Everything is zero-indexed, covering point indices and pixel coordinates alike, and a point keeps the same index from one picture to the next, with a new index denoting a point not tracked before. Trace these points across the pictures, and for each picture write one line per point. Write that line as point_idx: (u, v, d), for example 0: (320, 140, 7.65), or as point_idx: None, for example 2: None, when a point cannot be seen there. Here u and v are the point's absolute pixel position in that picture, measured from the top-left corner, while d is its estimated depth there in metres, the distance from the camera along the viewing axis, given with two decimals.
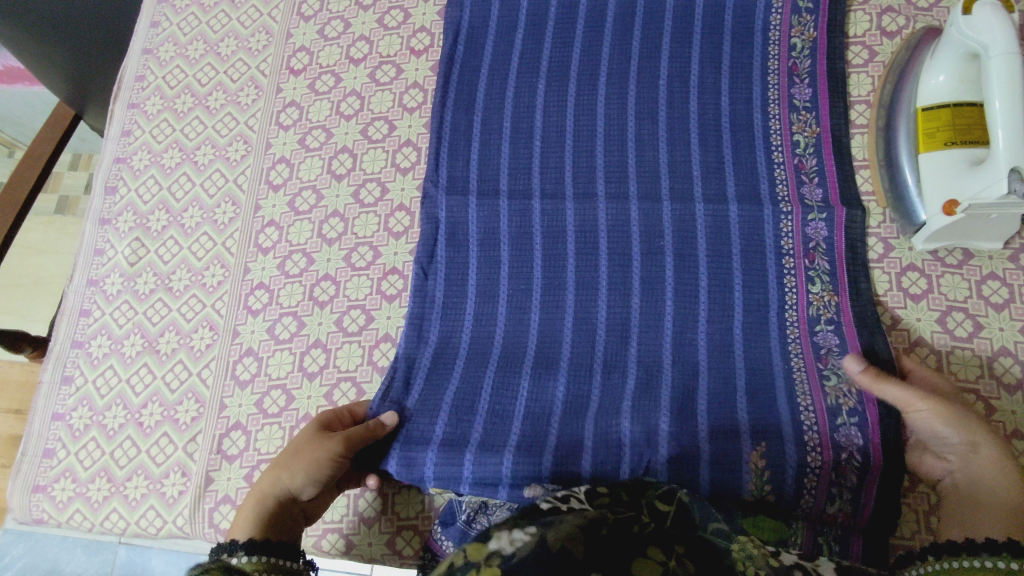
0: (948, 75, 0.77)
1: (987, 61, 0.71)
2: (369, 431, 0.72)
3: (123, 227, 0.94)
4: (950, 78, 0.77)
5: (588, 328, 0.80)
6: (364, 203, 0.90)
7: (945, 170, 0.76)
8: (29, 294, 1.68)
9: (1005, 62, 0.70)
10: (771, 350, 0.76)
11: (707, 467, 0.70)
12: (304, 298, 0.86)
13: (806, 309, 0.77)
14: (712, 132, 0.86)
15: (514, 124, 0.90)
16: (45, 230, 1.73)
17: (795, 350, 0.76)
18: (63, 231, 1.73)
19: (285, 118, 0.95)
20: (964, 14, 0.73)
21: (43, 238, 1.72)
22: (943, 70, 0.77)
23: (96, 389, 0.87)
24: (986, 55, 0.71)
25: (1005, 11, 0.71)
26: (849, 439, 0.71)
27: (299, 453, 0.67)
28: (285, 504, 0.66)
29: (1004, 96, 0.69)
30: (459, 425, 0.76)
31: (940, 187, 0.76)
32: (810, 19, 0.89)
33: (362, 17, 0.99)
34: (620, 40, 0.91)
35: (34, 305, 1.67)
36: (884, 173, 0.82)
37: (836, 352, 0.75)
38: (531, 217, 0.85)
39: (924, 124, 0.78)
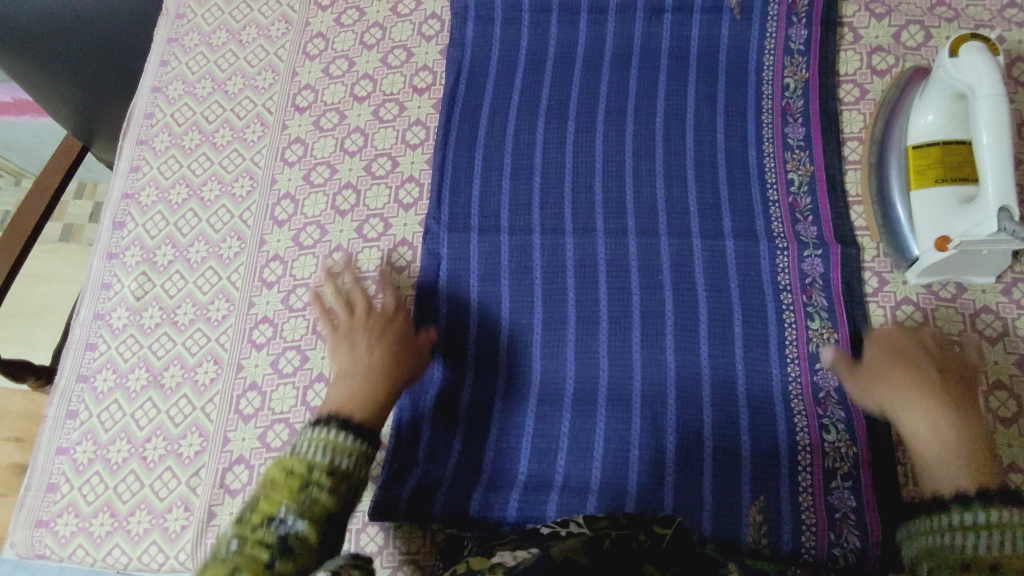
0: (936, 113, 0.79)
1: (973, 100, 0.73)
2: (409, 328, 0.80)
3: (130, 261, 0.95)
4: (937, 116, 0.79)
5: (591, 364, 0.81)
6: (367, 237, 0.91)
7: (936, 206, 0.77)
8: (32, 322, 1.69)
9: (990, 102, 0.71)
10: (774, 389, 0.79)
11: (709, 518, 0.74)
12: (308, 332, 0.88)
13: (808, 358, 0.79)
14: (708, 171, 0.88)
15: (514, 162, 0.92)
16: (50, 259, 1.76)
17: (796, 389, 0.78)
18: (67, 260, 1.75)
19: (290, 154, 0.97)
20: (951, 56, 0.75)
21: (48, 266, 1.75)
22: (933, 109, 0.79)
23: (100, 423, 0.87)
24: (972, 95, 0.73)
25: (990, 53, 0.73)
26: (842, 501, 0.74)
27: (390, 327, 0.78)
28: (394, 369, 0.73)
29: (990, 135, 0.71)
30: (466, 467, 0.79)
31: (931, 222, 0.77)
32: (802, 60, 0.91)
33: (366, 55, 1.01)
34: (618, 80, 0.94)
35: (40, 333, 1.68)
36: (876, 207, 0.83)
37: (834, 395, 0.78)
38: (532, 253, 0.87)
39: (915, 160, 0.80)
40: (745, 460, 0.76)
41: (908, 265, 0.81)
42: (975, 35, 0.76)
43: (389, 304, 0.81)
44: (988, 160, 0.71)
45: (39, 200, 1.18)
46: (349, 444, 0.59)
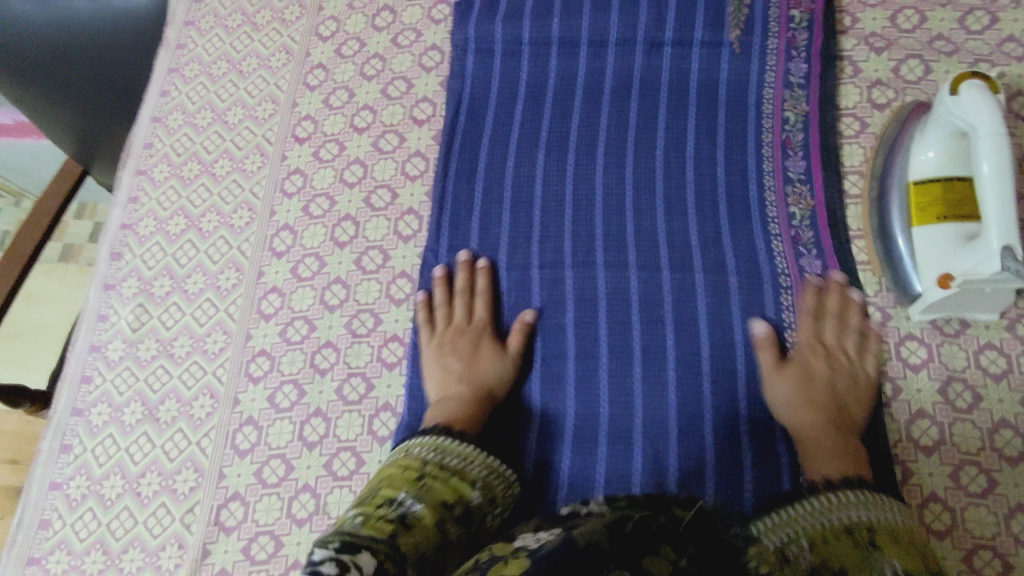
0: (936, 149, 0.79)
1: (974, 138, 0.73)
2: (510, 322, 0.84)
3: (127, 293, 0.95)
4: (937, 152, 0.79)
5: (591, 400, 0.81)
6: (366, 269, 0.91)
7: (938, 242, 0.77)
8: (28, 343, 1.68)
9: (990, 141, 0.71)
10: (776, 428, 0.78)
11: None
12: (305, 366, 0.87)
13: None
14: (708, 205, 0.88)
15: (514, 195, 0.92)
16: (47, 279, 1.76)
17: None
18: (65, 281, 1.75)
19: (290, 185, 0.97)
20: (952, 95, 0.75)
21: (46, 287, 1.75)
22: (933, 146, 0.79)
23: (95, 457, 0.86)
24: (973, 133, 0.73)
25: (990, 91, 0.73)
26: None
27: (476, 359, 0.81)
28: (484, 402, 0.79)
29: (991, 173, 0.71)
30: None
31: (933, 257, 0.77)
32: (802, 94, 0.91)
33: (366, 86, 1.01)
34: (618, 112, 0.94)
35: (35, 355, 1.66)
36: (877, 241, 0.83)
37: None
38: (531, 287, 0.87)
39: (917, 196, 0.80)
40: (747, 499, 0.76)
41: (910, 300, 0.80)
42: (975, 73, 0.76)
43: (465, 315, 0.85)
44: (989, 199, 0.71)
45: (36, 224, 1.17)
46: (480, 455, 0.69)
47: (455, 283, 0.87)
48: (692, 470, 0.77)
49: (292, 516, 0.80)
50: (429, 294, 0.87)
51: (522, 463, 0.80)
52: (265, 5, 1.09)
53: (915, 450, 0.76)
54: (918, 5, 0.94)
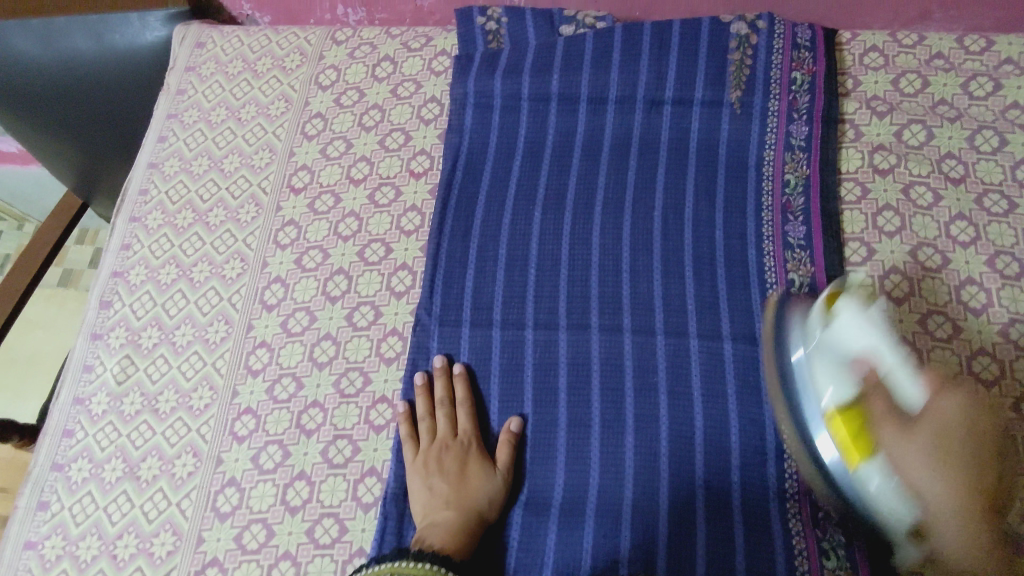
0: (834, 385, 0.69)
1: (878, 370, 0.66)
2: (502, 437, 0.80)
3: (114, 343, 0.93)
4: (834, 390, 0.69)
5: (581, 470, 0.79)
6: (356, 325, 0.89)
7: (892, 485, 0.64)
8: (24, 368, 1.66)
9: (907, 376, 0.64)
10: (770, 507, 0.76)
11: None
12: (291, 426, 0.85)
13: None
14: (707, 268, 0.86)
15: (508, 253, 0.90)
16: (46, 304, 1.74)
17: (793, 507, 0.75)
18: (63, 306, 1.74)
19: (283, 237, 0.96)
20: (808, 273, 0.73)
21: (42, 312, 1.73)
22: (829, 359, 0.69)
23: (72, 516, 0.84)
24: (878, 364, 0.66)
25: (864, 306, 0.69)
26: None
27: (465, 477, 0.77)
28: (474, 529, 0.74)
29: (898, 365, 0.64)
30: None
31: (888, 490, 0.65)
32: (804, 156, 0.90)
33: (364, 137, 1.01)
34: (616, 170, 0.93)
35: (29, 381, 1.64)
36: (799, 448, 0.73)
37: (833, 516, 0.74)
38: (524, 349, 0.85)
39: (850, 450, 0.67)
40: None
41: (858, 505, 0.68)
42: (842, 288, 0.74)
43: (449, 426, 0.81)
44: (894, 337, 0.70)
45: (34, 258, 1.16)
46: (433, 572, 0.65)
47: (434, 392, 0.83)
48: (684, 551, 0.74)
49: None
50: (410, 406, 0.84)
51: (507, 538, 0.77)
52: (267, 53, 1.09)
53: None
54: (921, 69, 0.94)
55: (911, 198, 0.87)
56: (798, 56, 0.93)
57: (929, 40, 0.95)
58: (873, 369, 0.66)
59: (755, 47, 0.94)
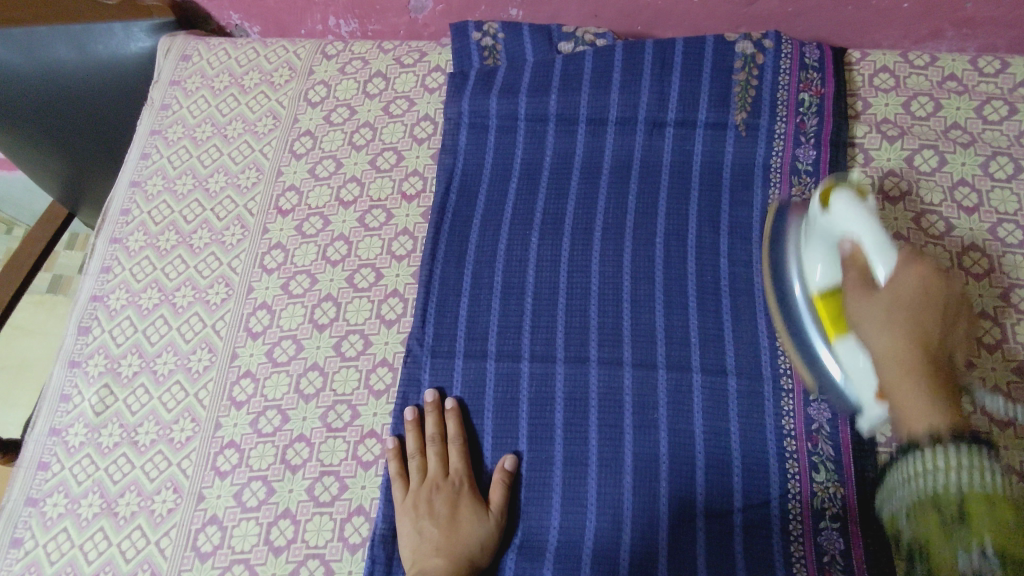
0: (824, 262, 0.70)
1: (860, 250, 0.64)
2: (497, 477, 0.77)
3: (93, 371, 0.89)
4: (824, 238, 0.70)
5: (577, 513, 0.75)
6: (345, 356, 0.86)
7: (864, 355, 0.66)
8: (11, 376, 1.58)
9: (879, 256, 0.62)
10: (774, 553, 0.72)
11: None
12: (276, 461, 0.81)
13: (813, 514, 0.73)
14: (710, 298, 0.83)
15: (504, 281, 0.87)
16: (35, 309, 1.66)
17: (798, 554, 0.72)
18: (52, 312, 1.66)
19: (270, 261, 0.92)
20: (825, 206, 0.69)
21: (30, 318, 1.65)
22: (820, 257, 0.70)
23: (46, 554, 0.80)
24: (859, 247, 0.64)
25: (859, 198, 0.66)
26: None
27: (456, 520, 0.74)
28: None
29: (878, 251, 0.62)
30: None
31: (855, 366, 0.67)
32: (811, 181, 0.87)
33: (354, 157, 0.97)
34: (617, 194, 0.89)
35: (14, 390, 1.56)
36: (798, 354, 0.76)
37: (840, 564, 0.71)
38: (519, 383, 0.81)
39: (825, 314, 0.70)
40: None
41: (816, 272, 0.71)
42: (839, 183, 0.70)
43: (441, 466, 0.78)
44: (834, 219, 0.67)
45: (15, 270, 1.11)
46: None
47: (425, 428, 0.80)
48: None
49: None
50: (400, 443, 0.80)
51: None
52: (255, 67, 1.06)
53: None
54: (933, 92, 0.90)
55: (922, 227, 0.84)
56: (806, 77, 0.90)
57: (942, 61, 0.92)
58: (853, 247, 0.65)
59: (762, 68, 0.90)
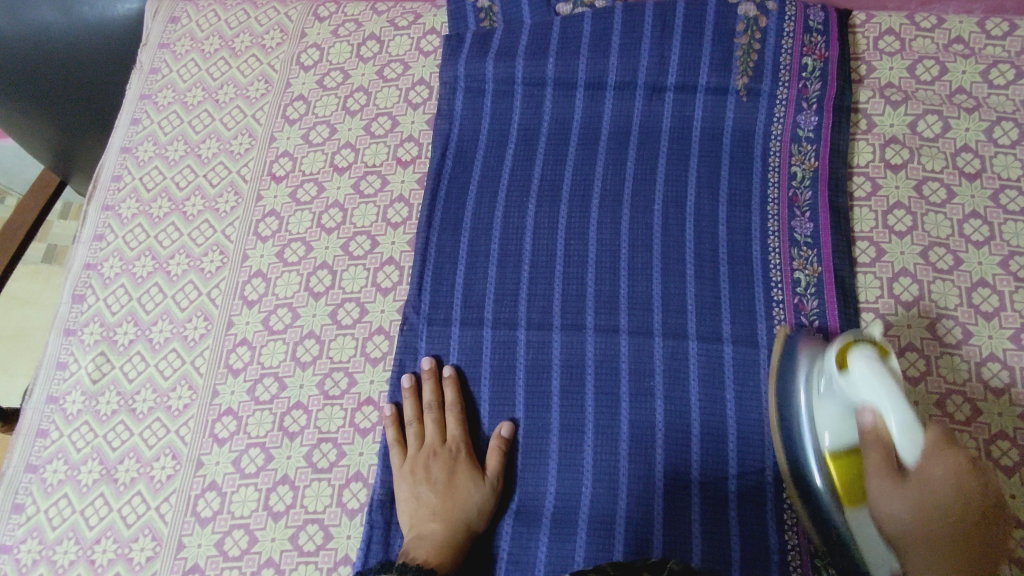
0: (833, 430, 0.67)
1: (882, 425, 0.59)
2: (493, 444, 0.77)
3: (88, 339, 0.89)
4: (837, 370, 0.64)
5: (574, 478, 0.76)
6: (341, 324, 0.85)
7: (851, 436, 0.66)
8: (9, 346, 1.57)
9: (906, 438, 0.57)
10: (768, 518, 0.73)
11: None
12: (273, 428, 0.82)
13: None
14: (709, 266, 0.82)
15: (501, 248, 0.86)
16: (31, 280, 1.65)
17: (792, 519, 0.73)
18: (48, 282, 1.65)
19: (264, 228, 0.91)
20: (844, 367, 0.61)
21: (28, 289, 1.64)
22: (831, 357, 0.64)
23: (48, 519, 0.81)
24: (880, 416, 0.59)
25: (880, 359, 0.59)
26: None
27: (453, 485, 0.75)
28: (462, 541, 0.72)
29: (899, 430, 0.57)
30: None
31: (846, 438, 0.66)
32: (811, 148, 0.85)
33: (348, 122, 0.95)
34: (615, 161, 0.88)
35: (13, 360, 1.56)
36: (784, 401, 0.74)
37: None
38: (516, 350, 0.81)
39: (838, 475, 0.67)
40: None
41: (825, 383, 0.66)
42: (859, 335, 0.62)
43: (438, 432, 0.78)
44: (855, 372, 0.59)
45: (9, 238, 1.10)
46: None
47: (422, 395, 0.81)
48: (678, 563, 0.72)
49: None
50: (397, 409, 0.80)
51: (497, 548, 0.75)
52: (245, 29, 1.03)
53: None
54: (939, 55, 0.89)
55: (923, 194, 0.83)
56: (809, 40, 0.88)
57: (948, 23, 0.90)
58: (874, 420, 0.59)
59: (764, 31, 0.88)
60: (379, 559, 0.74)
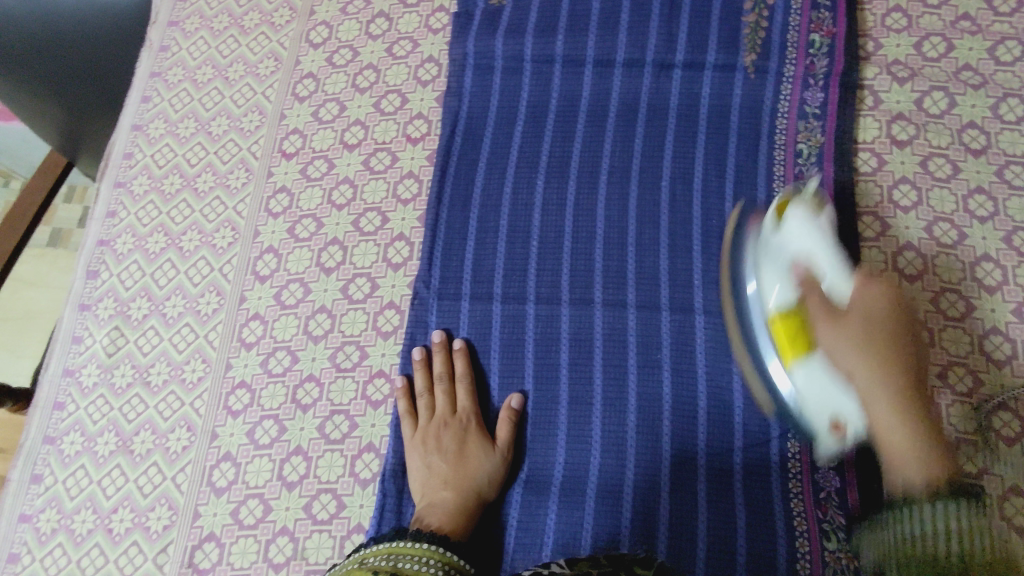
0: (781, 283, 0.72)
1: (815, 267, 0.70)
2: (503, 414, 0.79)
3: (103, 314, 0.90)
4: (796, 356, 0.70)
5: (582, 449, 0.77)
6: (352, 298, 0.86)
7: (826, 378, 0.68)
8: (17, 327, 1.58)
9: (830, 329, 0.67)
10: (772, 488, 0.75)
11: None
12: (286, 401, 0.83)
13: (810, 454, 0.75)
14: (715, 242, 0.83)
15: (510, 224, 0.87)
16: (38, 262, 1.66)
17: (795, 488, 0.74)
18: (54, 266, 1.65)
19: (275, 204, 0.92)
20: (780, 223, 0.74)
21: (36, 271, 1.65)
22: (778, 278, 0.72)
23: (66, 489, 0.83)
24: (814, 267, 0.70)
25: (814, 213, 0.73)
26: None
27: (464, 455, 0.76)
28: (473, 508, 0.74)
29: (834, 274, 0.69)
30: None
31: (818, 389, 0.69)
32: (818, 125, 0.86)
33: (358, 100, 0.96)
34: (623, 137, 0.88)
35: (21, 339, 1.57)
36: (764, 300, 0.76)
37: (835, 497, 0.73)
38: (525, 324, 0.83)
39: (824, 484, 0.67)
40: (740, 560, 0.72)
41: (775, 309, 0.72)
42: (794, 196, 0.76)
43: (448, 404, 0.80)
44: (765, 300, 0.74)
45: (20, 218, 1.11)
46: (432, 552, 0.65)
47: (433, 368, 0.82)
48: (684, 530, 0.73)
49: (269, 560, 0.77)
50: (408, 381, 0.82)
51: (506, 517, 0.77)
52: (254, 7, 1.03)
53: None
54: (946, 32, 0.89)
55: (929, 170, 0.84)
56: (817, 18, 0.89)
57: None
58: (807, 266, 0.71)
59: (771, 9, 0.89)
60: (392, 527, 0.76)
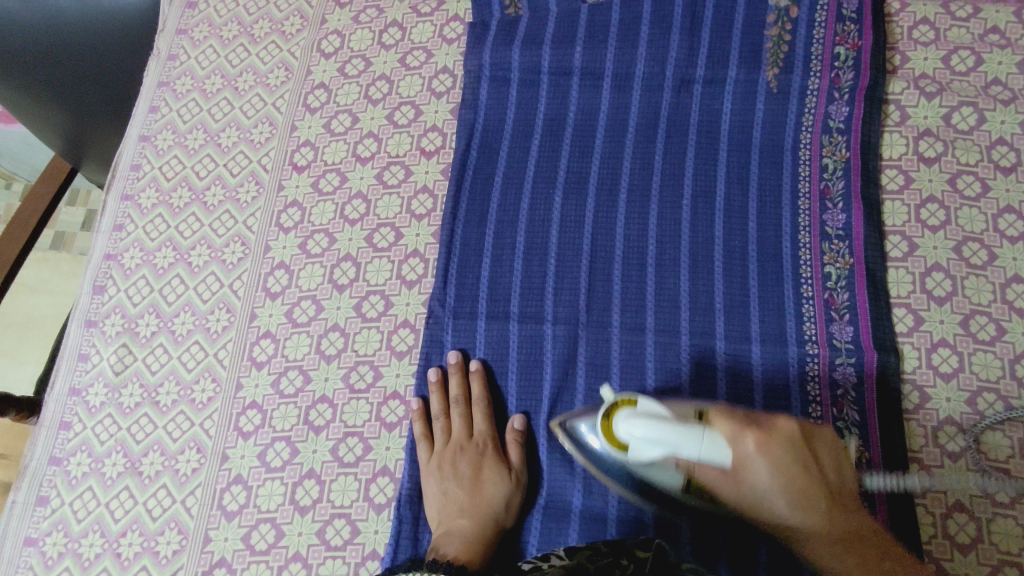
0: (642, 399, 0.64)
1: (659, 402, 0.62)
2: (512, 436, 0.77)
3: (110, 331, 0.88)
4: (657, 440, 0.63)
5: None
6: (366, 317, 0.84)
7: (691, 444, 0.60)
8: (20, 334, 1.57)
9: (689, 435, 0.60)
10: None
11: None
12: (298, 422, 0.81)
13: None
14: (738, 262, 0.81)
15: (527, 241, 0.85)
16: (39, 268, 1.64)
17: None
18: (57, 270, 1.63)
19: (286, 219, 0.90)
20: None
21: (37, 276, 1.63)
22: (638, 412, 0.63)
23: (73, 512, 0.81)
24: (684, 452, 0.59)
25: None
26: None
27: (480, 479, 0.75)
28: (488, 534, 0.72)
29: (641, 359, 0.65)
30: None
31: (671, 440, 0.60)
32: (842, 139, 0.83)
33: (370, 112, 0.94)
34: (642, 153, 0.86)
35: (23, 347, 1.56)
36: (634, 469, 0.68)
37: None
38: (543, 345, 0.80)
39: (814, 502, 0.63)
40: None
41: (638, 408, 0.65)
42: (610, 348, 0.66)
43: (465, 427, 0.78)
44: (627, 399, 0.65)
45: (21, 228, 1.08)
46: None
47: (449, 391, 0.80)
48: (708, 558, 0.71)
49: None
50: (424, 403, 0.80)
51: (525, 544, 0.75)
52: (265, 15, 1.01)
53: (951, 548, 0.70)
54: (974, 45, 0.87)
55: (957, 188, 0.82)
56: (842, 29, 0.86)
57: (984, 12, 0.88)
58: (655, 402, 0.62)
59: (795, 21, 0.87)
60: (408, 555, 0.74)
